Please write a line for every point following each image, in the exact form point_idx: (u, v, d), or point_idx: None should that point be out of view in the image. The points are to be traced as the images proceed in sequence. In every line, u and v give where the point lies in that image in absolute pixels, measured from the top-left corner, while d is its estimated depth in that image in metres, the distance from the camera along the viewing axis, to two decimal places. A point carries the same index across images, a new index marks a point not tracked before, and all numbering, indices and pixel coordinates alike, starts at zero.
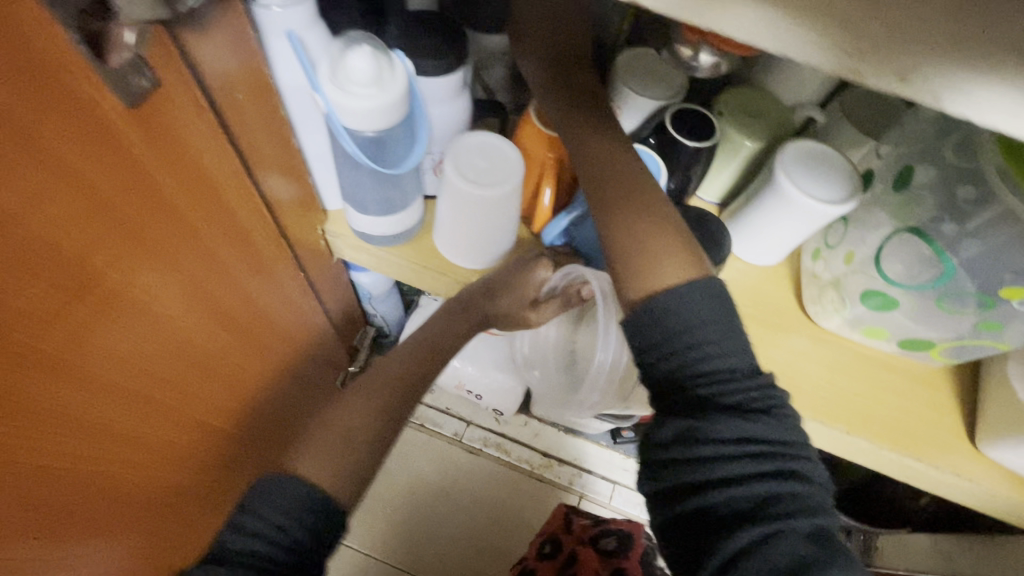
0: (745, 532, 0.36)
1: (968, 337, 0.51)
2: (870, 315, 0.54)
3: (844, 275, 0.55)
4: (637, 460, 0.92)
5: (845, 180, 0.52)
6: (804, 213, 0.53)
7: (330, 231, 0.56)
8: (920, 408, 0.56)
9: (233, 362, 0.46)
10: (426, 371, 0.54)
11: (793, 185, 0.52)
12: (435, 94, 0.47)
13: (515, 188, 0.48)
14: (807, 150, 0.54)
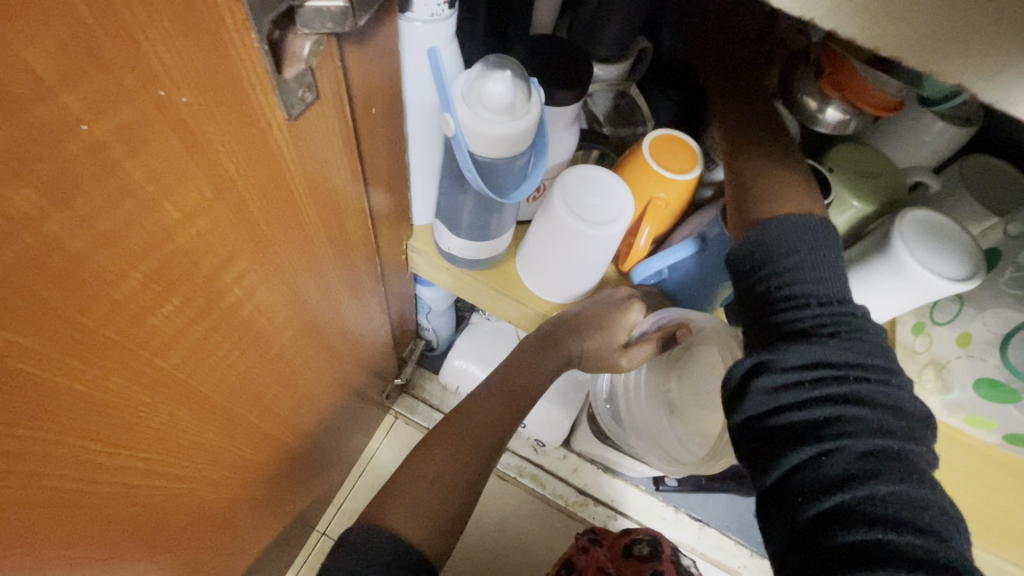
0: (802, 449, 0.34)
1: None
2: (979, 404, 0.52)
3: (955, 358, 0.52)
4: (677, 511, 0.88)
5: (966, 256, 0.48)
6: (916, 286, 0.49)
7: (414, 247, 0.55)
8: (1023, 511, 0.52)
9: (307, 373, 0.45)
10: (504, 418, 0.53)
11: (910, 254, 0.48)
12: (551, 123, 0.45)
13: (622, 229, 0.45)
14: (926, 219, 0.50)
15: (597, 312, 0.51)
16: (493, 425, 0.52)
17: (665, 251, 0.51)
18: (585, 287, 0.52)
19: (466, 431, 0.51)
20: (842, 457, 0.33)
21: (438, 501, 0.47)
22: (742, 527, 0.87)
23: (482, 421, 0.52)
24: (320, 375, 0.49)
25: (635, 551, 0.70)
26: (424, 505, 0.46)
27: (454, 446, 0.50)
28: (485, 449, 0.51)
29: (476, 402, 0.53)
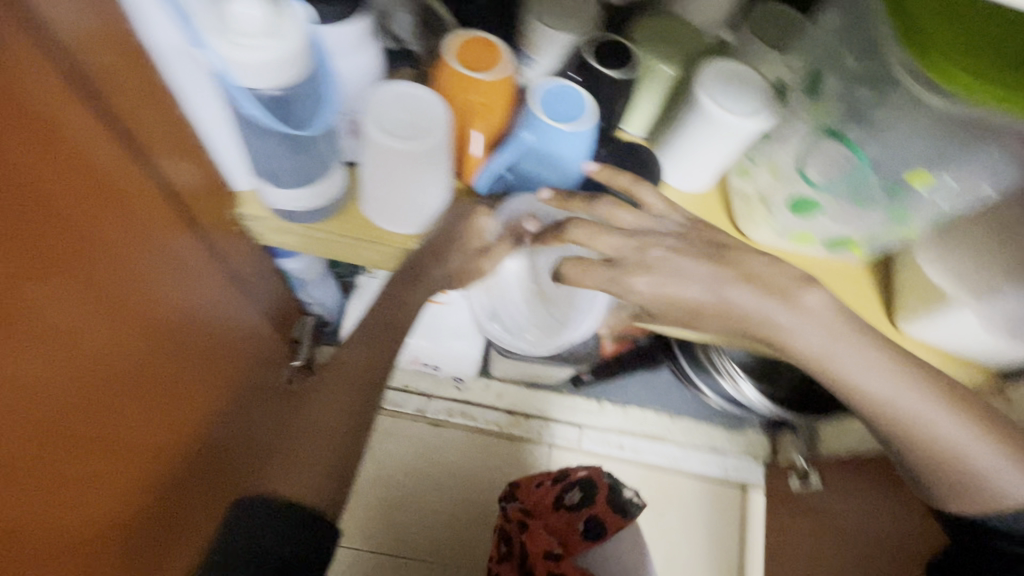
0: None
1: (882, 229, 0.55)
2: (797, 224, 0.57)
3: (771, 188, 0.57)
4: (600, 401, 0.95)
5: (761, 94, 0.53)
6: (727, 132, 0.54)
7: (245, 215, 0.51)
8: (848, 304, 0.61)
9: (163, 380, 0.44)
10: (382, 364, 0.54)
11: (715, 105, 0.53)
12: (339, 43, 0.43)
13: (441, 140, 0.45)
14: (725, 68, 0.54)
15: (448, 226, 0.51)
16: (372, 366, 0.54)
17: (499, 152, 0.51)
18: (432, 209, 0.52)
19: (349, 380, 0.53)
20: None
21: (331, 451, 0.50)
22: (659, 397, 0.96)
23: (362, 366, 0.54)
24: (182, 383, 0.47)
25: (567, 502, 0.74)
26: (319, 458, 0.50)
27: (333, 404, 0.52)
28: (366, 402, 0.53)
29: (353, 351, 0.54)
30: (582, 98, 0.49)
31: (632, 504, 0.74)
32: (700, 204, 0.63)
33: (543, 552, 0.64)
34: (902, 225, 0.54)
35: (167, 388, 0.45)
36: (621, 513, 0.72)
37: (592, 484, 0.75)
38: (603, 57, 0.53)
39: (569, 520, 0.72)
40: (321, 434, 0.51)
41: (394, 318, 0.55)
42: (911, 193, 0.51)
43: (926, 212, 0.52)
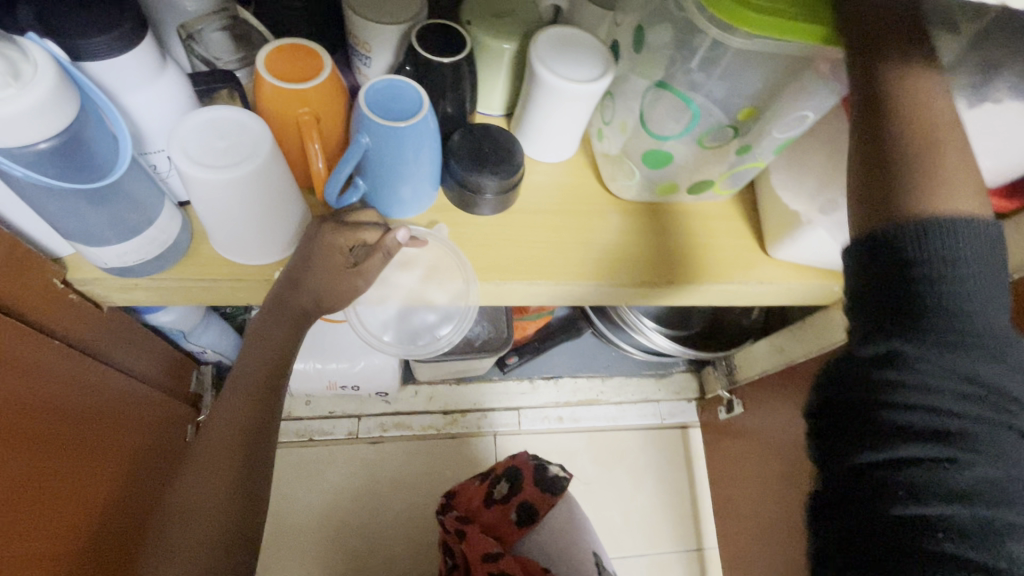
0: (886, 371, 0.33)
1: (733, 165, 0.57)
2: (658, 175, 0.58)
3: (626, 144, 0.58)
4: (531, 380, 0.96)
5: (596, 57, 0.55)
6: (572, 99, 0.55)
7: (76, 281, 0.46)
8: (724, 241, 0.63)
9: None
10: (261, 419, 0.50)
11: (552, 74, 0.53)
12: (127, 78, 0.39)
13: (265, 162, 0.42)
14: (557, 37, 0.55)
15: (302, 246, 0.48)
16: (248, 417, 0.49)
17: (341, 161, 0.49)
18: (284, 234, 0.49)
19: (218, 442, 0.48)
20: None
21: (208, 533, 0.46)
22: (587, 363, 0.98)
23: (235, 422, 0.49)
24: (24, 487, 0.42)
25: (497, 495, 0.79)
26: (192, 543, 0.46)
27: (202, 481, 0.47)
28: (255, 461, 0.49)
29: (225, 404, 0.49)
30: (413, 91, 0.48)
31: (558, 478, 0.80)
32: (569, 173, 0.63)
33: (484, 553, 0.69)
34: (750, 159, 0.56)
35: (24, 498, 0.42)
36: (549, 491, 0.79)
37: (517, 472, 0.80)
38: (434, 45, 0.51)
39: (502, 513, 0.78)
40: (191, 519, 0.46)
41: (262, 357, 0.50)
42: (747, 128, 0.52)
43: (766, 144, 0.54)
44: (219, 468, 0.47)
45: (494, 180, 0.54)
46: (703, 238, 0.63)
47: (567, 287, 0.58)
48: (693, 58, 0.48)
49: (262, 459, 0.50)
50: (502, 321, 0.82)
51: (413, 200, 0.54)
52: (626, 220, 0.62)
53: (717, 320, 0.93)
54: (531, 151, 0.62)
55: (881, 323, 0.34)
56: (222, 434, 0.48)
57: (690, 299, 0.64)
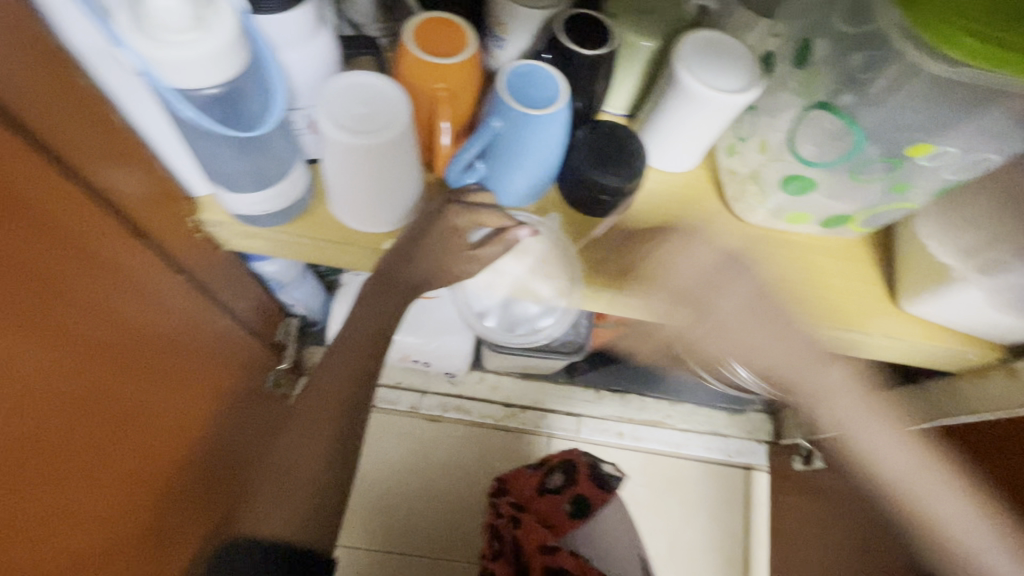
0: None
1: (876, 203, 0.52)
2: (790, 202, 0.54)
3: (761, 166, 0.54)
4: (596, 390, 0.93)
5: (745, 67, 0.50)
6: (711, 109, 0.51)
7: (205, 221, 0.49)
8: (850, 284, 0.58)
9: (103, 394, 0.42)
10: (361, 383, 0.50)
11: (696, 79, 0.49)
12: (286, 36, 0.40)
13: (403, 133, 0.42)
14: (704, 40, 0.51)
15: (421, 223, 0.48)
16: (346, 386, 0.50)
17: (468, 142, 0.48)
18: (403, 206, 0.49)
19: (317, 406, 0.49)
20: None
21: (304, 489, 0.47)
22: (657, 382, 0.94)
23: (333, 390, 0.49)
24: (137, 393, 0.46)
25: (551, 486, 0.75)
26: (289, 497, 0.46)
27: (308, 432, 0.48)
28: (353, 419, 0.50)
29: (327, 370, 0.50)
30: (552, 79, 0.46)
31: (612, 476, 0.74)
32: (688, 185, 0.60)
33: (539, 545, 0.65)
34: (900, 198, 0.51)
35: (122, 408, 0.44)
36: (605, 487, 0.73)
37: (573, 465, 0.75)
38: (578, 34, 0.49)
39: (556, 504, 0.73)
40: (289, 473, 0.47)
41: (367, 328, 0.50)
42: (910, 165, 0.47)
43: (927, 182, 0.48)
44: (317, 427, 0.48)
45: (616, 183, 0.52)
46: (824, 276, 0.58)
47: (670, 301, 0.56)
48: (872, 82, 0.44)
49: (352, 429, 0.50)
50: (582, 325, 0.80)
51: (530, 190, 0.53)
52: (741, 244, 0.58)
53: None
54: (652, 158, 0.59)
55: None
56: (322, 398, 0.49)
57: (799, 339, 0.59)
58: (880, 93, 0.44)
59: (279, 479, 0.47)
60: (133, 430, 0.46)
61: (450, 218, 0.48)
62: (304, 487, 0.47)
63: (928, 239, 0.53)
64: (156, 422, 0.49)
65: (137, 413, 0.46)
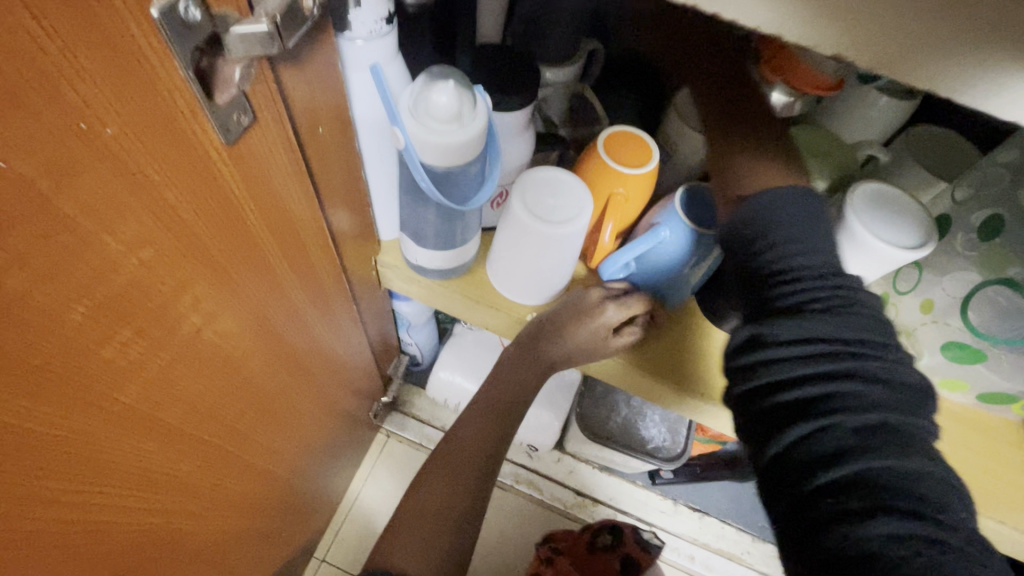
0: (799, 425, 0.33)
1: None
2: (949, 367, 0.52)
3: (920, 325, 0.52)
4: (675, 502, 0.88)
5: (920, 225, 0.50)
6: (875, 259, 0.51)
7: (383, 262, 0.55)
8: (1004, 470, 0.52)
9: (285, 399, 0.46)
10: (492, 446, 0.52)
11: (865, 228, 0.50)
12: (505, 129, 0.46)
13: (583, 226, 0.46)
14: (878, 192, 0.52)
15: (569, 310, 0.51)
16: (477, 442, 0.52)
17: (629, 246, 0.51)
18: (557, 285, 0.53)
19: (457, 456, 0.51)
20: (849, 427, 0.32)
21: (446, 528, 0.48)
22: (741, 512, 0.88)
23: (474, 442, 0.52)
24: (298, 403, 0.50)
25: (599, 544, 0.79)
26: (426, 534, 0.48)
27: (449, 477, 0.50)
28: (482, 475, 0.51)
29: (464, 424, 0.53)
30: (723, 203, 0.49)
31: (653, 543, 0.81)
32: None
33: None
34: None
35: (289, 416, 0.48)
36: (646, 551, 0.79)
37: (618, 528, 0.81)
38: None
39: (606, 561, 0.77)
40: (428, 513, 0.49)
41: (508, 398, 0.53)
42: None
43: None
44: (456, 472, 0.51)
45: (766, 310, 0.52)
46: (977, 455, 0.53)
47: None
48: None
49: (485, 486, 0.51)
50: (680, 436, 0.78)
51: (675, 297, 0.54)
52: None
53: None
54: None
55: (744, 375, 0.37)
56: (463, 450, 0.52)
57: None
58: None
59: (417, 516, 0.49)
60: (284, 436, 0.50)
61: (603, 303, 0.51)
62: (444, 528, 0.48)
63: None
64: (298, 432, 0.53)
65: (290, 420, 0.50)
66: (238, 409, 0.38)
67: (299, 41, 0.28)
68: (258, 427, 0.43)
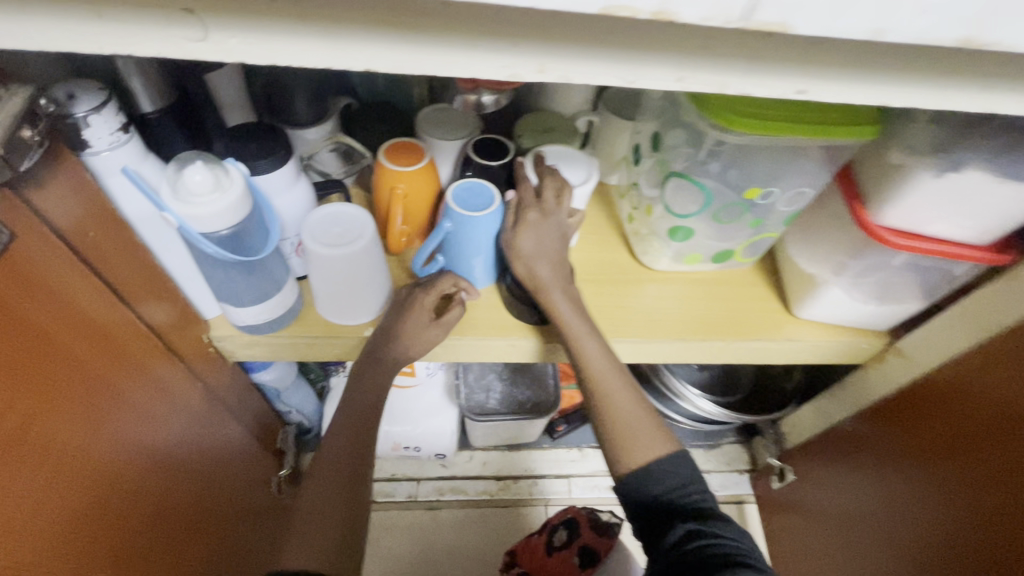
0: (683, 524, 0.53)
1: (751, 236, 0.66)
2: (683, 247, 0.68)
3: (654, 225, 0.68)
4: (580, 448, 1.00)
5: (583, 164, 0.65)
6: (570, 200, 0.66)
7: (217, 337, 0.59)
8: (747, 304, 0.70)
9: (150, 483, 0.49)
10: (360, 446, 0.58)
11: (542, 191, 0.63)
12: (274, 186, 0.54)
13: (370, 241, 0.55)
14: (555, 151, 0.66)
15: (391, 309, 0.61)
16: (349, 448, 0.58)
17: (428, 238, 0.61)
18: (381, 296, 0.61)
19: (331, 465, 0.56)
20: (663, 479, 0.56)
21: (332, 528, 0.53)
22: None
23: (345, 449, 0.58)
24: (169, 488, 0.52)
25: (557, 543, 0.82)
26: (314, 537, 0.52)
27: (325, 483, 0.55)
28: (355, 472, 0.57)
29: (332, 440, 0.58)
30: (485, 194, 0.59)
31: (612, 523, 0.84)
32: (606, 248, 0.74)
33: None
34: (763, 229, 0.65)
35: (160, 499, 0.51)
36: (606, 533, 0.82)
37: (574, 520, 0.84)
38: (484, 150, 0.66)
39: (567, 558, 0.80)
40: (314, 520, 0.53)
41: (363, 401, 0.59)
42: (756, 206, 0.62)
43: (775, 217, 0.64)
44: (335, 478, 0.56)
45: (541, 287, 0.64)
46: (728, 302, 0.70)
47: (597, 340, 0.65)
48: (702, 151, 0.60)
49: (362, 479, 0.57)
50: (550, 386, 0.89)
51: (480, 276, 0.66)
52: (656, 288, 0.71)
53: (759, 385, 0.97)
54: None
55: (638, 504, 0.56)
56: (330, 457, 0.57)
57: (721, 356, 0.70)
58: (713, 152, 0.59)
59: (301, 526, 0.53)
60: (164, 523, 0.52)
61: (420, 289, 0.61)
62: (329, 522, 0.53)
63: (798, 258, 0.67)
64: (180, 518, 0.55)
65: (169, 506, 0.53)
66: (87, 499, 0.41)
67: (33, 166, 0.34)
68: (123, 513, 0.45)
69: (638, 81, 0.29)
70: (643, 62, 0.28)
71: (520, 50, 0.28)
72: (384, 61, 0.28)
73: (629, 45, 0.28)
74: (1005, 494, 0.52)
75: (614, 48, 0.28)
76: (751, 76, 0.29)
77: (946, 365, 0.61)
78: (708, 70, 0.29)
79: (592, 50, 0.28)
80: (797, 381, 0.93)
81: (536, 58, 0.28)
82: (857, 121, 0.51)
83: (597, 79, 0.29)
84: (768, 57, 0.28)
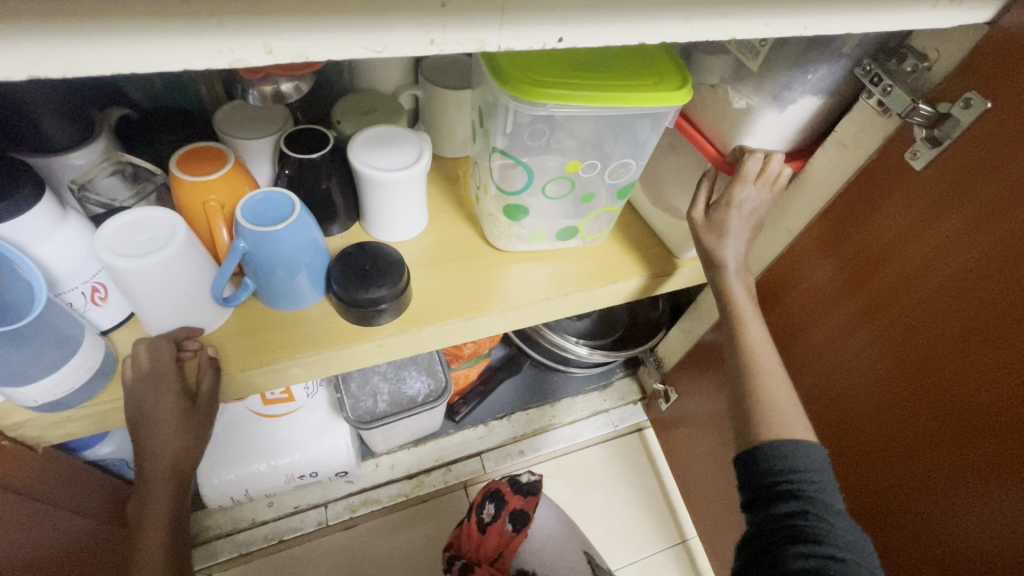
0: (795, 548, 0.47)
1: (586, 212, 0.68)
2: (526, 227, 0.68)
3: (493, 205, 0.66)
4: (484, 423, 1.00)
5: (411, 148, 0.62)
6: (403, 185, 0.61)
7: (6, 427, 0.48)
8: (601, 251, 0.73)
9: None
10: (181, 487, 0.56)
11: (377, 173, 0.59)
12: (30, 231, 0.44)
13: (183, 249, 0.49)
14: (374, 135, 0.62)
15: (140, 374, 0.52)
16: (170, 490, 0.55)
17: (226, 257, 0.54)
18: (207, 304, 0.55)
19: (149, 510, 0.55)
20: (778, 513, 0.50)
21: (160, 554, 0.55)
22: (533, 394, 1.04)
23: (164, 495, 0.55)
24: None
25: (486, 518, 0.83)
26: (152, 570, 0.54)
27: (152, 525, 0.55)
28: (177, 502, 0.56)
29: (148, 489, 0.55)
30: (283, 206, 0.54)
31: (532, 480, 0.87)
32: (457, 223, 0.72)
33: None
34: (594, 203, 0.67)
35: None
36: (528, 492, 0.86)
37: (496, 491, 0.85)
38: (297, 145, 0.59)
39: (499, 529, 0.82)
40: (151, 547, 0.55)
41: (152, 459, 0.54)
42: (580, 179, 0.63)
43: (601, 191, 0.65)
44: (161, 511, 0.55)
45: (377, 291, 0.59)
46: (582, 253, 0.73)
47: (418, 332, 0.63)
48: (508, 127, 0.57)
49: (182, 501, 0.57)
50: (439, 373, 0.87)
51: (303, 292, 0.60)
52: (512, 269, 0.70)
53: (633, 319, 1.04)
54: (373, 231, 0.68)
55: (763, 514, 0.51)
56: (150, 502, 0.55)
57: (586, 306, 0.73)
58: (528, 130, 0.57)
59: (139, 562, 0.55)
60: None
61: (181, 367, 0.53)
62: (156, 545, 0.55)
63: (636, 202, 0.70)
64: None
65: None
66: None
67: None
68: None
69: (384, 47, 0.28)
70: (382, 26, 0.27)
71: (237, 29, 0.25)
72: (71, 58, 0.24)
73: (362, 9, 0.26)
74: (864, 335, 0.59)
75: (346, 17, 0.26)
76: (500, 31, 0.29)
77: (772, 266, 0.68)
78: (454, 29, 0.28)
79: (320, 20, 0.26)
80: (663, 308, 1.01)
81: (255, 37, 0.26)
82: (659, 74, 0.53)
83: (341, 51, 0.27)
84: (512, 9, 0.28)
